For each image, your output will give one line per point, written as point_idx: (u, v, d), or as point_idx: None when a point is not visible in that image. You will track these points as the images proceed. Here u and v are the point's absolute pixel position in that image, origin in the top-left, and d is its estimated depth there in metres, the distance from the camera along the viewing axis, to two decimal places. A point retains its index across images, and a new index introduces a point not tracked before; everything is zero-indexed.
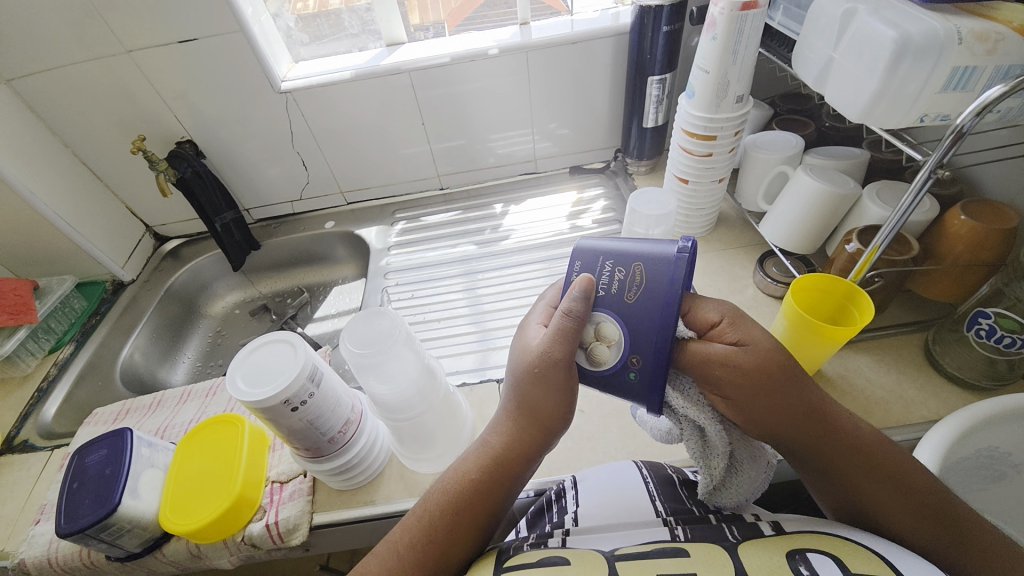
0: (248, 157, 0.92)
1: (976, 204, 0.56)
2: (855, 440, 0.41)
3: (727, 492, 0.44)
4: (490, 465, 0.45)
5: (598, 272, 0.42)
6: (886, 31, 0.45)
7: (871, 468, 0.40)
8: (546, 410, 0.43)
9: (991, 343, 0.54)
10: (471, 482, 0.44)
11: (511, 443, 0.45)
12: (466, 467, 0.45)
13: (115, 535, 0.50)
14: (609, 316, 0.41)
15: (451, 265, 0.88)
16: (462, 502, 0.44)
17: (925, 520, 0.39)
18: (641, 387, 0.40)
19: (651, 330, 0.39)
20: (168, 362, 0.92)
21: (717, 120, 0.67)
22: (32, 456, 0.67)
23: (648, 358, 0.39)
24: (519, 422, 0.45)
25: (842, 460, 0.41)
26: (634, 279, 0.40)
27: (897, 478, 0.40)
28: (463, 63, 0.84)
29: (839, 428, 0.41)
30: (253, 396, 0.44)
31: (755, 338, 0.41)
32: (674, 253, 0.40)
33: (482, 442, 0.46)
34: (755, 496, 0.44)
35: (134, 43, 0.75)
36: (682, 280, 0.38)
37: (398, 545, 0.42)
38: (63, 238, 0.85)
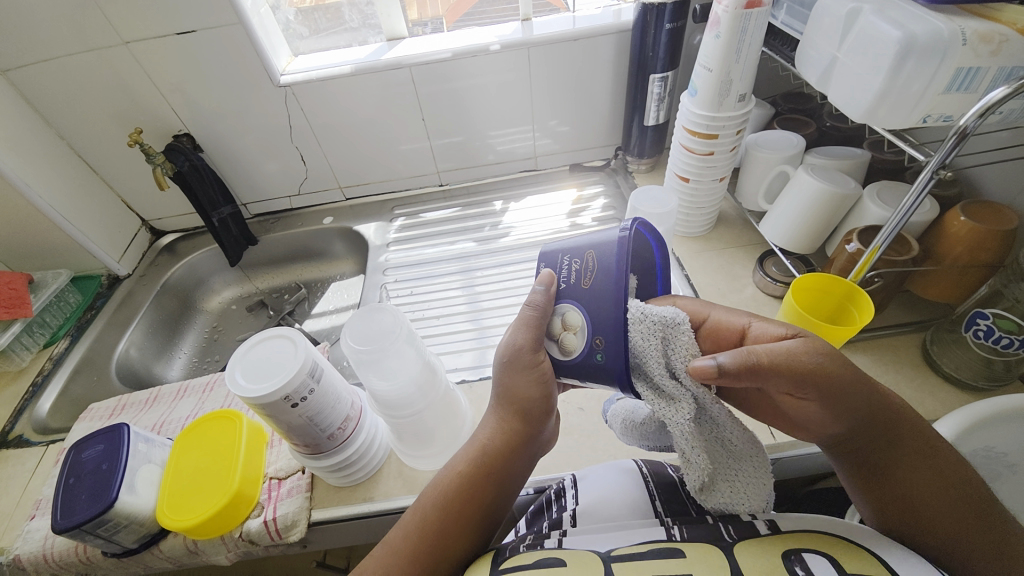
0: (246, 151, 0.91)
1: (976, 205, 0.56)
2: (889, 417, 0.40)
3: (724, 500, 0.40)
4: (478, 459, 0.44)
5: (559, 267, 0.44)
6: (891, 31, 0.45)
7: (903, 442, 0.40)
8: (522, 398, 0.44)
9: (988, 344, 0.54)
10: (459, 475, 0.44)
11: (499, 437, 0.45)
12: (456, 462, 0.45)
13: (111, 531, 0.49)
14: (572, 304, 0.41)
15: (450, 262, 0.88)
16: (453, 497, 0.43)
17: (947, 503, 0.38)
18: (608, 369, 0.39)
19: (607, 309, 0.39)
20: (164, 357, 0.91)
21: (719, 119, 0.67)
22: (27, 451, 0.67)
23: (609, 337, 0.39)
24: (507, 414, 0.45)
25: (887, 454, 0.40)
26: (588, 267, 0.41)
27: (935, 476, 0.39)
28: (464, 58, 0.83)
29: (882, 406, 0.40)
30: (253, 392, 0.44)
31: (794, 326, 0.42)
32: (618, 235, 0.41)
33: (472, 439, 0.46)
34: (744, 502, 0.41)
35: (131, 35, 0.74)
36: (627, 256, 0.39)
37: (392, 542, 0.42)
38: (58, 231, 0.84)
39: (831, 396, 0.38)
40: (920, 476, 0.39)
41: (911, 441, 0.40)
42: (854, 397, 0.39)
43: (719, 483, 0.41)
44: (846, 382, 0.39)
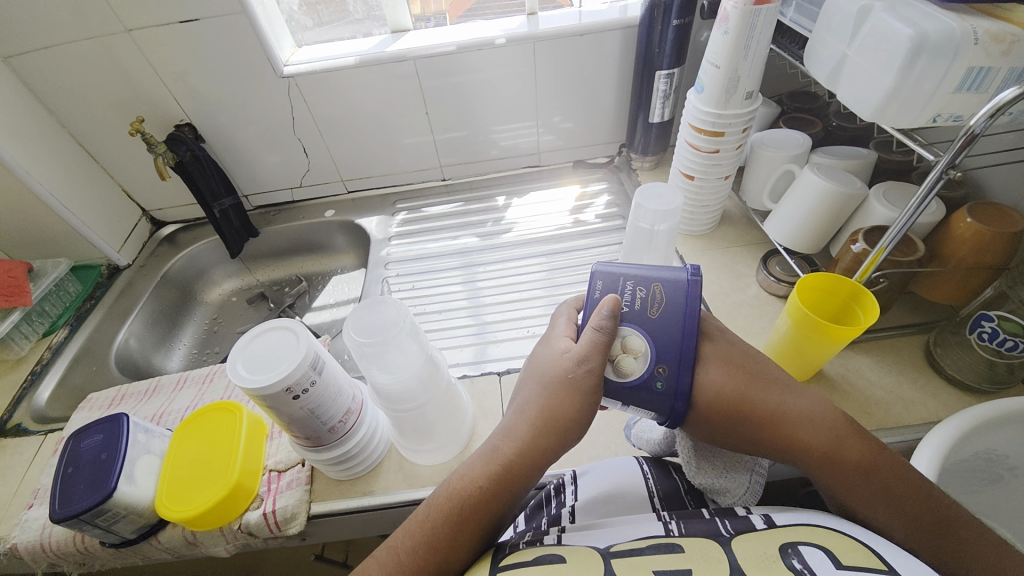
0: (248, 142, 0.90)
1: (982, 207, 0.56)
2: (823, 445, 0.41)
3: (709, 476, 0.46)
4: (502, 474, 0.42)
5: (620, 290, 0.44)
6: (902, 29, 0.44)
7: (848, 467, 0.40)
8: (561, 424, 0.42)
9: (992, 346, 0.54)
10: (479, 491, 0.41)
11: (524, 453, 0.43)
12: (472, 475, 0.42)
13: (109, 521, 0.49)
14: (635, 329, 0.42)
15: (452, 257, 0.88)
16: (469, 508, 0.41)
17: (907, 523, 0.38)
18: (667, 397, 0.42)
19: (676, 342, 0.42)
20: (164, 348, 0.91)
21: (726, 116, 0.66)
22: (25, 440, 0.67)
23: (674, 367, 0.41)
24: (538, 430, 0.43)
25: (830, 478, 0.40)
26: (655, 297, 0.43)
27: (891, 498, 0.39)
28: (469, 52, 0.83)
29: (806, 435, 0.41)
30: (255, 383, 0.44)
31: (708, 385, 0.43)
32: (688, 276, 0.44)
33: (494, 450, 0.43)
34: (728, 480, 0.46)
35: (134, 22, 0.74)
36: (700, 298, 0.42)
37: (398, 552, 0.40)
38: (57, 220, 0.83)
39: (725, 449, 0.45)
40: (877, 499, 0.39)
41: (864, 467, 0.40)
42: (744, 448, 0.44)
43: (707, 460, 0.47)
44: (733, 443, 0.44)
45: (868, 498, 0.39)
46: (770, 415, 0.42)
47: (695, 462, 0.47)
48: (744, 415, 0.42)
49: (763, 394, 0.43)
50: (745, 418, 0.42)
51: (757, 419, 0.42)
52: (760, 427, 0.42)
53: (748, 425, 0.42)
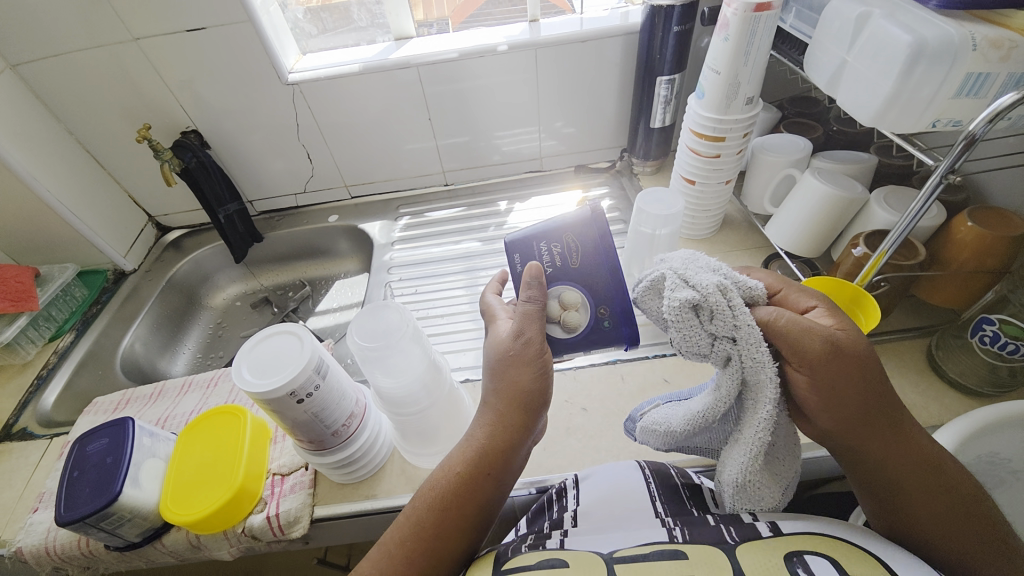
0: (253, 148, 0.91)
1: (983, 210, 0.56)
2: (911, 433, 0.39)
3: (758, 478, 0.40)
4: (477, 459, 0.43)
5: (537, 255, 0.48)
6: (901, 35, 0.45)
7: (924, 460, 0.38)
8: (517, 393, 0.43)
9: (994, 350, 0.54)
10: (457, 477, 0.42)
11: (497, 433, 0.43)
12: (452, 462, 0.43)
13: (114, 524, 0.49)
14: (566, 286, 0.47)
15: (454, 261, 0.88)
16: (451, 499, 0.42)
17: (950, 519, 0.38)
18: (615, 331, 0.47)
19: (604, 284, 0.46)
20: (169, 352, 0.91)
21: (726, 121, 0.67)
22: (30, 444, 0.67)
23: (613, 306, 0.46)
24: (501, 409, 0.43)
25: (908, 471, 0.38)
26: (569, 249, 0.47)
27: (947, 495, 0.38)
28: (471, 59, 0.83)
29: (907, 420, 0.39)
30: (260, 387, 0.44)
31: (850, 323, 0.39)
32: (588, 214, 0.47)
33: (466, 438, 0.44)
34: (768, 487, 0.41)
35: (142, 31, 0.75)
36: (607, 234, 0.46)
37: (389, 547, 0.41)
38: (64, 226, 0.84)
39: (836, 408, 0.38)
40: (935, 495, 0.38)
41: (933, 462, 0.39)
42: (853, 408, 0.38)
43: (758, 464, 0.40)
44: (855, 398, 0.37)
45: (924, 494, 0.38)
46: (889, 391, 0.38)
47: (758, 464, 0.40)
48: (879, 377, 0.37)
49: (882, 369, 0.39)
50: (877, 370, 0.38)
51: (883, 392, 0.38)
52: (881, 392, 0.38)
53: (875, 392, 0.37)
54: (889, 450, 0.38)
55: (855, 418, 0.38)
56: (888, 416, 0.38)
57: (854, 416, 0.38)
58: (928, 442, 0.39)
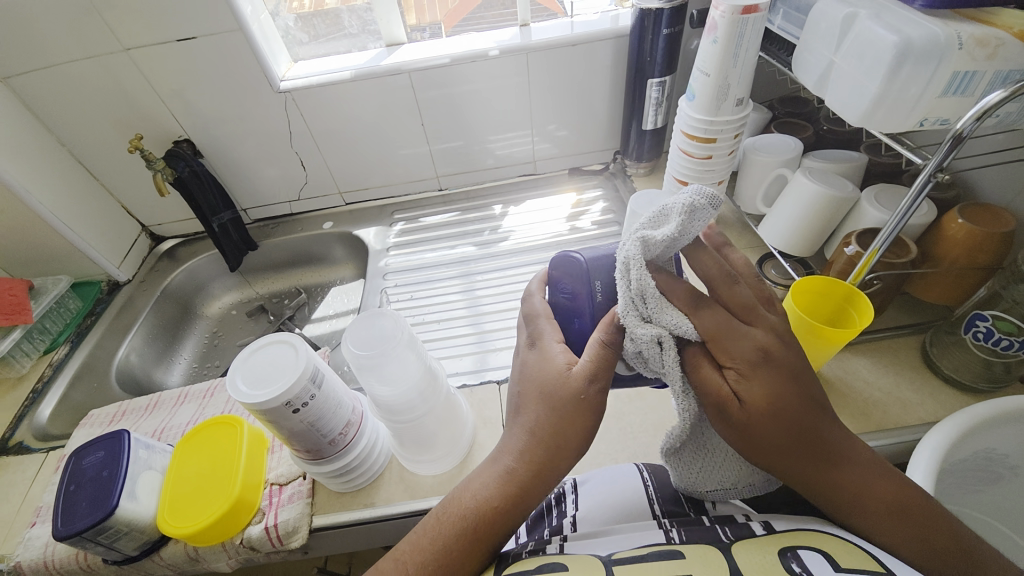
0: (245, 156, 0.91)
1: (974, 207, 0.57)
2: (848, 470, 0.38)
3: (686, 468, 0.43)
4: (515, 494, 0.41)
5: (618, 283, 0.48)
6: (887, 35, 0.45)
7: (871, 497, 0.38)
8: (564, 438, 0.41)
9: (988, 346, 0.54)
10: (493, 511, 0.40)
11: (535, 473, 0.41)
12: (489, 495, 0.41)
13: (112, 538, 0.49)
14: None
15: (450, 266, 0.88)
16: (482, 530, 0.40)
17: (918, 549, 0.37)
18: None
19: None
20: (165, 363, 0.91)
21: (717, 122, 0.67)
22: (27, 458, 0.67)
23: None
24: (544, 452, 0.41)
25: (857, 509, 0.38)
26: None
27: (912, 526, 0.37)
28: (462, 64, 0.84)
29: (842, 460, 0.38)
30: (255, 398, 0.44)
31: (761, 384, 0.36)
32: None
33: (504, 468, 0.42)
34: (704, 481, 0.43)
35: (132, 42, 0.75)
36: None
37: (403, 567, 0.39)
38: (58, 238, 0.84)
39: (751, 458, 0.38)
40: (899, 528, 0.37)
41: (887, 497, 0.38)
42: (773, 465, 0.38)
43: (691, 452, 0.43)
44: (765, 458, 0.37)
45: (888, 530, 0.37)
46: (819, 435, 0.37)
47: (678, 456, 0.43)
48: (798, 424, 0.37)
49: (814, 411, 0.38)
50: (792, 428, 0.37)
51: (807, 437, 0.37)
52: (802, 448, 0.37)
53: (796, 441, 0.37)
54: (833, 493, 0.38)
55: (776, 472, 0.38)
56: (818, 468, 0.37)
57: (792, 467, 0.37)
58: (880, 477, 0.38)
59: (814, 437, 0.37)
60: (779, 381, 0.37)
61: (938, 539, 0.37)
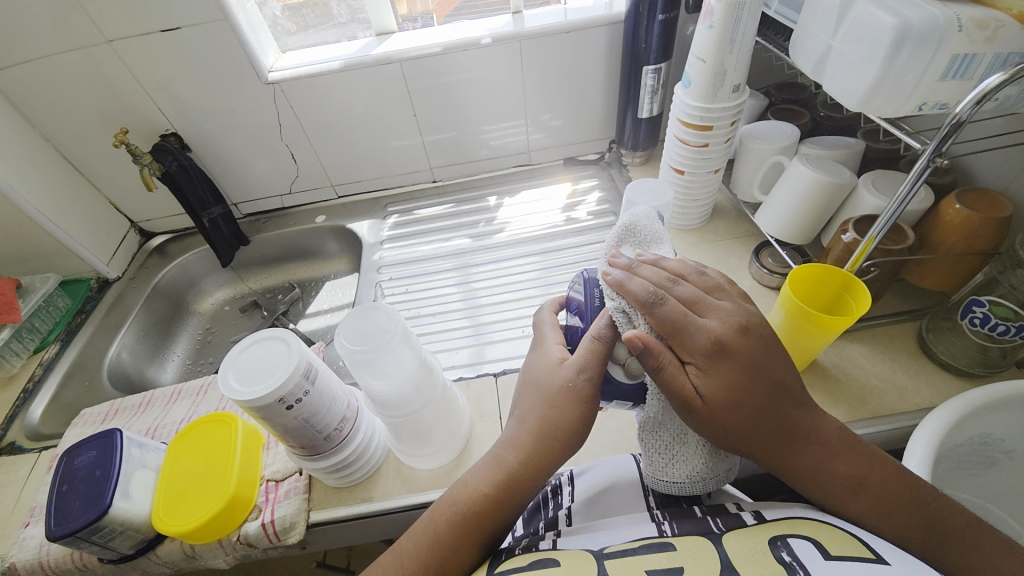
0: (235, 149, 0.89)
1: (971, 193, 0.56)
2: (807, 445, 0.41)
3: (659, 453, 0.42)
4: (506, 481, 0.42)
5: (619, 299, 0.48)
6: (886, 18, 0.44)
7: (831, 468, 0.40)
8: (553, 427, 0.42)
9: (985, 331, 0.54)
10: (484, 498, 0.42)
11: (526, 462, 0.42)
12: (478, 483, 0.42)
13: (107, 538, 0.49)
14: None
15: (444, 259, 0.87)
16: (478, 519, 0.41)
17: (888, 517, 0.39)
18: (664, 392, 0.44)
19: None
20: (158, 360, 0.90)
21: (713, 109, 0.66)
22: (20, 458, 0.66)
23: None
24: (538, 439, 0.43)
25: (818, 480, 0.40)
26: None
27: (879, 495, 0.39)
28: (455, 52, 0.82)
29: (800, 435, 0.41)
30: (248, 395, 0.43)
31: (713, 380, 0.39)
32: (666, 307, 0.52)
33: (496, 458, 0.44)
34: (668, 470, 0.42)
35: (115, 33, 0.73)
36: None
37: (403, 555, 0.41)
38: (45, 235, 0.82)
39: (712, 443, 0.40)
40: (864, 498, 0.39)
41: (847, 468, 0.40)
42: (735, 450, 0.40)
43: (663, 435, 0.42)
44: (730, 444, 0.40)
45: (853, 500, 0.40)
46: (773, 413, 0.40)
47: (652, 433, 0.42)
48: (754, 404, 0.39)
49: (770, 395, 0.40)
50: (753, 416, 0.39)
51: (763, 416, 0.39)
52: (763, 435, 0.40)
53: (752, 422, 0.39)
54: (793, 466, 0.41)
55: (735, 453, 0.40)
56: (776, 446, 0.40)
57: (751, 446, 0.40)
58: (839, 451, 0.41)
59: (773, 424, 0.40)
60: (737, 374, 0.39)
61: (906, 506, 0.39)
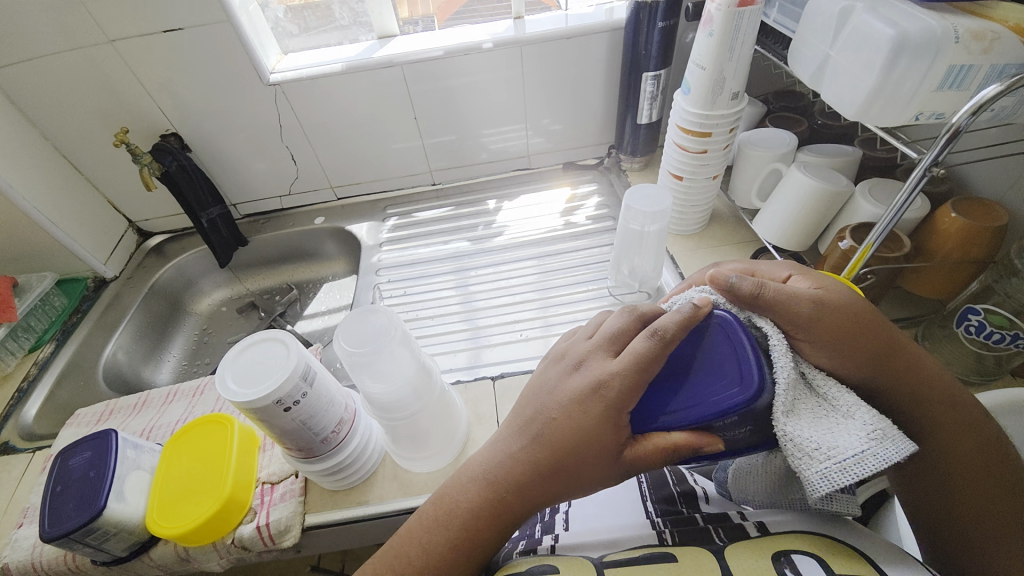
0: (235, 150, 0.89)
1: (966, 201, 0.57)
2: (922, 381, 0.40)
3: (810, 433, 0.35)
4: (498, 521, 0.40)
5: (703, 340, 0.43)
6: (884, 28, 0.45)
7: (943, 408, 0.40)
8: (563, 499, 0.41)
9: (980, 339, 0.54)
10: (473, 530, 0.40)
11: (523, 507, 0.41)
12: (473, 514, 0.40)
13: (100, 539, 0.48)
14: None
15: (443, 261, 0.87)
16: (469, 552, 0.40)
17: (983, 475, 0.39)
18: None
19: None
20: (154, 360, 0.89)
21: (713, 117, 0.67)
22: (13, 458, 0.65)
23: None
24: (546, 494, 0.40)
25: (932, 417, 0.39)
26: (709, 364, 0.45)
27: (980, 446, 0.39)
28: (456, 57, 0.83)
29: (918, 369, 0.40)
30: (246, 396, 0.43)
31: (831, 285, 0.41)
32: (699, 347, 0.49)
33: (492, 497, 0.41)
34: (846, 439, 0.34)
35: (117, 33, 0.73)
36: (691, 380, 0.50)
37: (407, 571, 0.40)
38: (43, 234, 0.82)
39: (846, 352, 0.39)
40: (967, 446, 0.39)
41: (957, 415, 0.40)
42: (862, 372, 0.39)
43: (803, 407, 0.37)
44: (853, 364, 0.39)
45: (960, 444, 0.39)
46: (893, 338, 0.40)
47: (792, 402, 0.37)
48: (875, 319, 0.40)
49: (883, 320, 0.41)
50: (881, 335, 0.40)
51: (884, 337, 0.40)
52: (885, 356, 0.39)
53: (875, 335, 0.39)
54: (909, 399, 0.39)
55: (862, 370, 0.39)
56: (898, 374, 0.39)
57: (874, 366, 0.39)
58: (954, 401, 0.40)
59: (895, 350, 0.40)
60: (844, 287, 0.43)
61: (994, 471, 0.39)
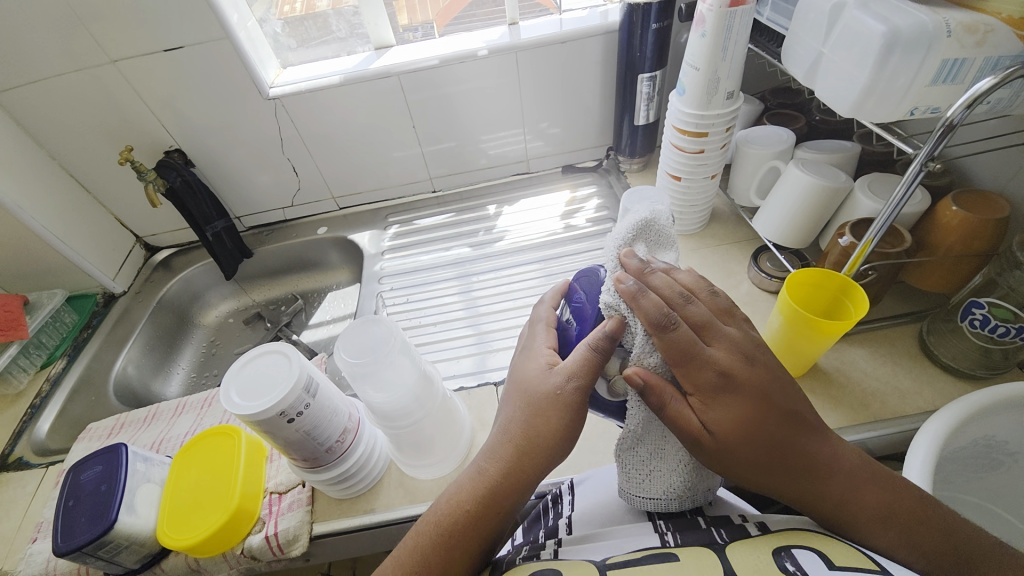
0: (238, 163, 0.91)
1: (967, 194, 0.56)
2: (829, 474, 0.40)
3: (631, 465, 0.43)
4: (485, 496, 0.42)
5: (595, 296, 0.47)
6: (874, 25, 0.45)
7: (857, 500, 0.39)
8: (543, 445, 0.42)
9: (985, 333, 0.54)
10: (466, 514, 0.41)
11: (506, 475, 0.42)
12: (461, 495, 0.43)
13: (112, 552, 0.49)
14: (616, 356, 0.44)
15: (446, 268, 0.88)
16: (457, 536, 0.41)
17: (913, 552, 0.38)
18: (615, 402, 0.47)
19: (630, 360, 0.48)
20: (163, 373, 0.91)
21: (708, 117, 0.67)
22: (27, 474, 0.67)
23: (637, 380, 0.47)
24: (518, 446, 0.43)
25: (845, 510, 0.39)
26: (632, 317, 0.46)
27: (909, 527, 0.39)
28: (452, 64, 0.83)
29: (823, 468, 0.40)
30: (250, 409, 0.44)
31: (726, 420, 0.38)
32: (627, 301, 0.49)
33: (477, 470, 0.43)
34: (650, 485, 0.42)
35: (119, 53, 0.74)
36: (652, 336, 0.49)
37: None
38: (52, 252, 0.83)
39: (731, 473, 0.39)
40: (895, 530, 0.39)
41: (877, 503, 0.39)
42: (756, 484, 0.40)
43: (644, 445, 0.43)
44: (742, 477, 0.39)
45: (883, 530, 0.39)
46: (793, 445, 0.39)
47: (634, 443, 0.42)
48: (773, 435, 0.39)
49: (786, 430, 0.39)
50: (777, 449, 0.39)
51: (781, 451, 0.39)
52: (779, 468, 0.39)
53: (770, 451, 0.39)
54: (818, 497, 0.39)
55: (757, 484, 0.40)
56: (800, 480, 0.39)
57: (773, 475, 0.39)
58: (867, 490, 0.40)
59: (790, 452, 0.39)
60: (750, 407, 0.39)
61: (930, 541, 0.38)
